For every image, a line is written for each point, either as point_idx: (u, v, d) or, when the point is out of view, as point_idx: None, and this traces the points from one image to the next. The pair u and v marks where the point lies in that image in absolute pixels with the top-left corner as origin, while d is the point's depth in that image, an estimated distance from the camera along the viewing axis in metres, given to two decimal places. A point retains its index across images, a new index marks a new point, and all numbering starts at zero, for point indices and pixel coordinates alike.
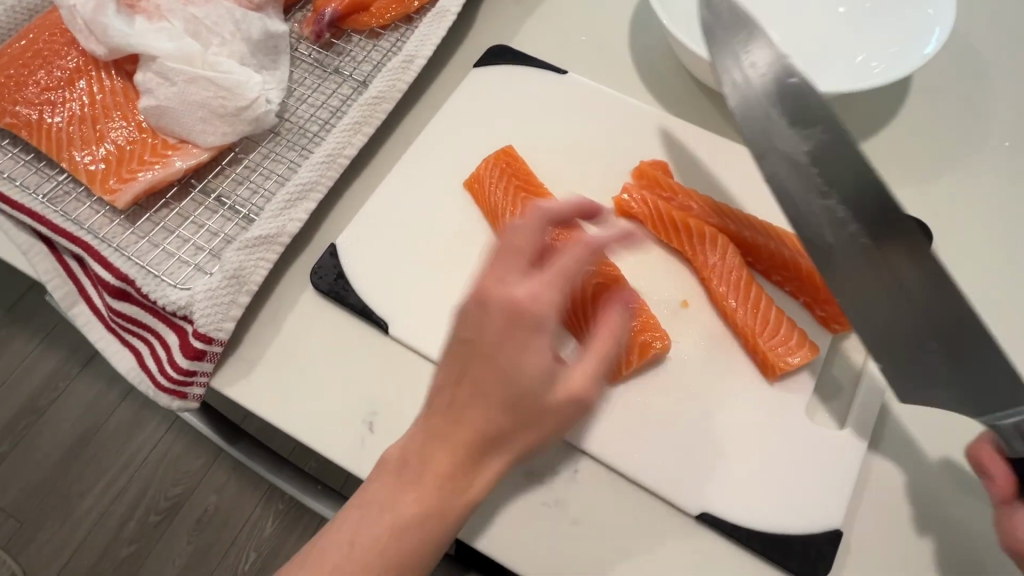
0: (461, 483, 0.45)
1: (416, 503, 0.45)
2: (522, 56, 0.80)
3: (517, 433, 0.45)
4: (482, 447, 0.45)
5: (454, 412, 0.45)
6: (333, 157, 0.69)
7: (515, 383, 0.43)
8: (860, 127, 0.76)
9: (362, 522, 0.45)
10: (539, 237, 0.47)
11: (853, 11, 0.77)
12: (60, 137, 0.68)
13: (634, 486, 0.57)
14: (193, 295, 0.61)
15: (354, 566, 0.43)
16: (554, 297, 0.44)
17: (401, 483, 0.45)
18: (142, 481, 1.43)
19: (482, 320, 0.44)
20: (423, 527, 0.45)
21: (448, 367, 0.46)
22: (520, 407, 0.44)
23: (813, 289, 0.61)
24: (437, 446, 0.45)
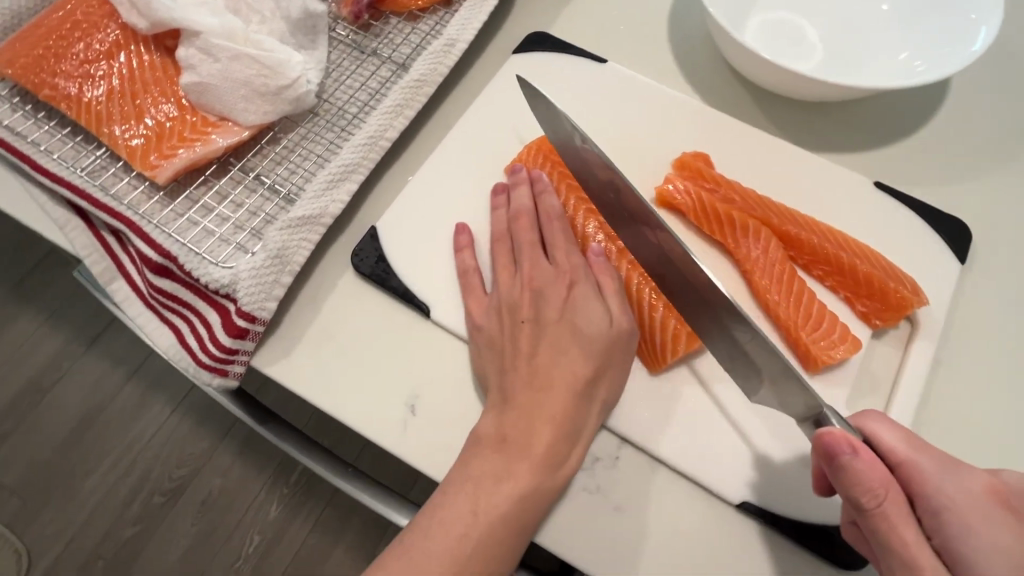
0: (563, 449, 0.53)
1: (526, 473, 0.51)
2: (562, 44, 0.80)
3: (596, 388, 0.56)
4: (573, 407, 0.54)
5: (540, 380, 0.55)
6: (375, 139, 0.69)
7: (584, 338, 0.57)
8: (899, 125, 0.76)
9: (481, 491, 0.49)
10: (553, 207, 0.66)
11: (896, 10, 0.77)
12: (99, 111, 0.67)
13: (674, 474, 0.58)
14: (237, 273, 0.60)
15: (481, 532, 0.47)
16: (581, 259, 0.63)
17: (509, 453, 0.51)
18: (146, 463, 1.43)
19: (535, 296, 0.60)
20: (538, 488, 0.51)
21: (517, 346, 0.58)
22: (596, 360, 0.56)
23: (855, 284, 0.62)
24: (534, 412, 0.53)
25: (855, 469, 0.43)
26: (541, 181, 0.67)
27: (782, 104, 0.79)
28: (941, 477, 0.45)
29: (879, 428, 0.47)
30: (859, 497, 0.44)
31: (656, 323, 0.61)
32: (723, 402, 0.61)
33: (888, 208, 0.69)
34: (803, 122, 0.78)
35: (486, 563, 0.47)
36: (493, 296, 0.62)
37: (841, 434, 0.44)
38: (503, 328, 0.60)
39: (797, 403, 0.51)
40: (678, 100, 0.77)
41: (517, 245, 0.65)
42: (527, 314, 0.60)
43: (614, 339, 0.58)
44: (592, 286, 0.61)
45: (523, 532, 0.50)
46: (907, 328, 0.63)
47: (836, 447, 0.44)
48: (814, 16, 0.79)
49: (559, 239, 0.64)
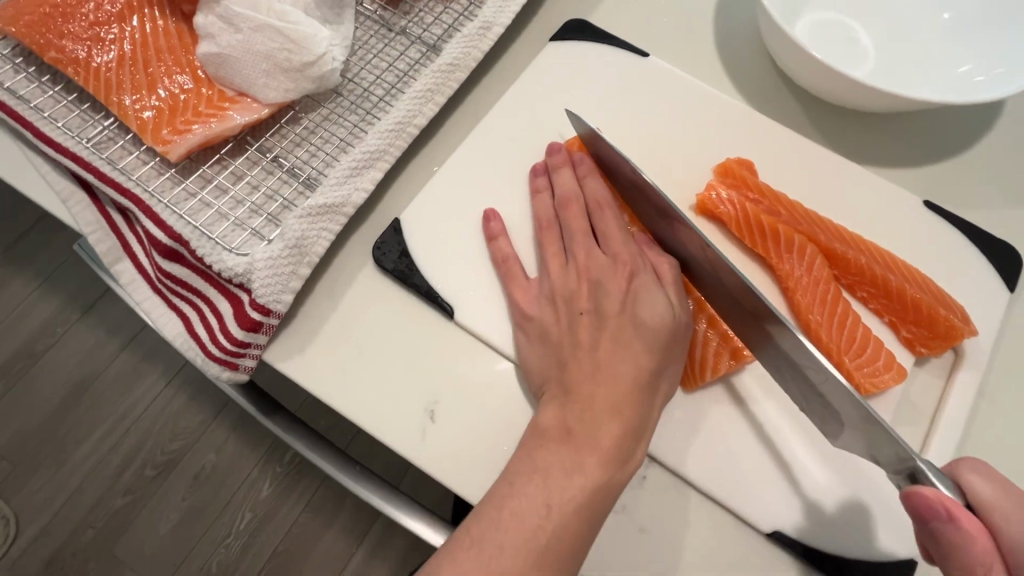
0: (629, 444, 0.50)
1: (597, 464, 0.48)
2: (602, 33, 0.75)
3: (660, 382, 0.54)
4: (639, 400, 0.52)
5: (604, 374, 0.53)
6: (402, 125, 0.65)
7: (646, 330, 0.54)
8: (952, 141, 0.73)
9: (551, 484, 0.47)
10: (601, 192, 0.63)
11: (958, 20, 0.72)
12: (109, 79, 0.63)
13: (701, 498, 0.56)
14: (252, 261, 0.56)
15: (556, 524, 0.46)
16: (636, 247, 0.60)
17: (577, 446, 0.49)
18: (141, 433, 1.40)
19: (593, 286, 0.58)
20: (608, 484, 0.49)
21: (575, 338, 0.56)
22: (660, 353, 0.54)
23: (902, 309, 0.59)
24: (600, 406, 0.51)
25: (947, 535, 0.40)
26: (585, 164, 0.64)
27: (830, 110, 0.75)
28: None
29: (978, 487, 0.41)
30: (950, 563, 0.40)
31: (699, 336, 0.59)
32: (757, 426, 0.58)
33: (937, 229, 0.66)
34: (851, 131, 0.74)
35: (562, 557, 0.45)
36: (543, 283, 0.60)
37: (932, 500, 0.40)
38: (559, 318, 0.58)
39: (859, 427, 0.48)
40: (722, 100, 0.73)
41: (567, 232, 0.62)
42: (585, 305, 0.57)
43: (677, 332, 0.55)
44: (649, 276, 0.58)
45: (595, 526, 0.48)
46: (952, 358, 0.61)
47: (927, 509, 0.40)
48: (870, 18, 0.75)
49: (611, 226, 0.61)
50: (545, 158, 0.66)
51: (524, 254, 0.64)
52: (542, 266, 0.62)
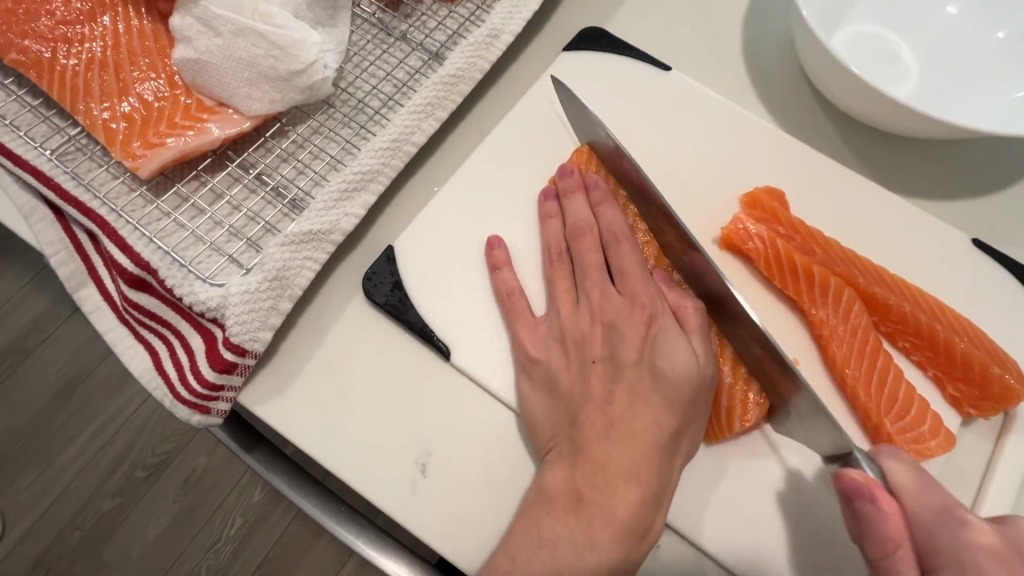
0: (648, 516, 0.44)
1: (611, 542, 0.42)
2: (621, 43, 0.69)
3: (682, 443, 0.47)
4: (659, 465, 0.45)
5: (619, 434, 0.46)
6: (399, 143, 0.59)
7: (667, 384, 0.48)
8: (1003, 171, 0.66)
9: (558, 561, 0.42)
10: (618, 223, 0.56)
11: (1012, 40, 0.66)
12: (75, 84, 0.57)
13: (722, 570, 0.51)
14: (227, 294, 0.51)
15: None
16: (656, 287, 0.54)
17: (587, 518, 0.43)
18: (130, 435, 1.35)
19: (608, 330, 0.52)
20: (623, 563, 0.42)
21: (587, 389, 0.49)
22: (683, 410, 0.47)
23: (949, 364, 0.53)
24: (615, 470, 0.44)
25: (870, 517, 0.40)
26: (599, 189, 0.58)
27: (868, 132, 0.69)
28: (956, 536, 0.38)
29: (896, 473, 0.41)
30: (866, 539, 0.41)
31: (724, 383, 0.53)
32: (786, 490, 0.52)
33: (986, 270, 0.60)
34: (890, 157, 0.68)
35: None
36: (551, 321, 0.54)
37: (857, 478, 0.41)
38: (569, 365, 0.51)
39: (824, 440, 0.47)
40: (750, 120, 0.66)
41: (579, 267, 0.56)
42: (599, 351, 0.51)
43: (703, 387, 0.49)
44: (670, 318, 0.52)
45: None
46: (1004, 416, 0.55)
47: (854, 491, 0.40)
48: (915, 33, 0.68)
49: (628, 260, 0.55)
50: (555, 180, 0.60)
51: (530, 287, 0.57)
52: (550, 303, 0.55)
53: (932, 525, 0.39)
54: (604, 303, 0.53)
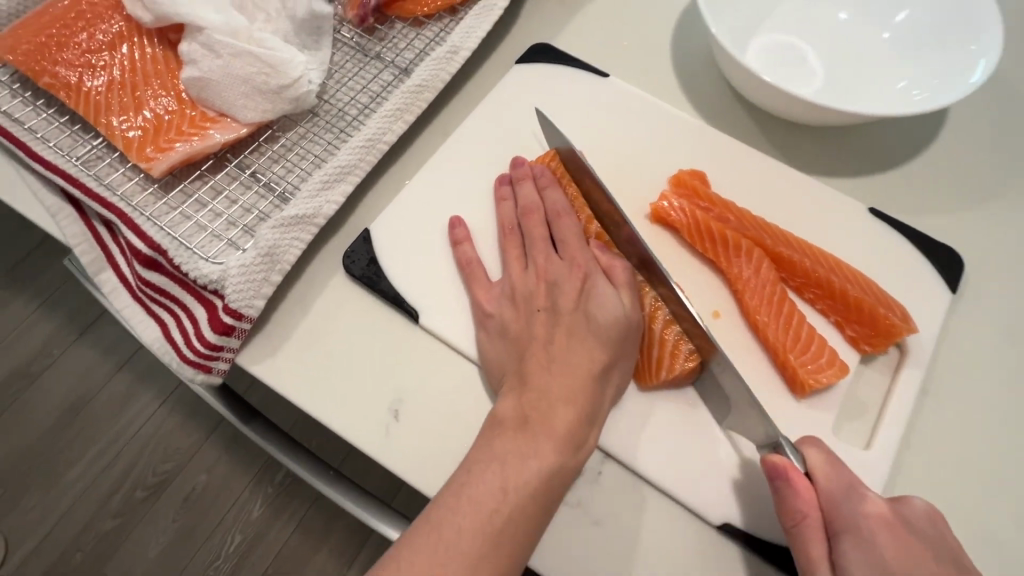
0: (581, 431, 0.53)
1: (551, 450, 0.51)
2: (565, 56, 0.80)
3: (612, 375, 0.56)
4: (591, 391, 0.54)
5: (559, 368, 0.55)
6: (373, 142, 0.69)
7: (599, 327, 0.57)
8: (900, 156, 0.77)
9: (508, 470, 0.49)
10: (560, 203, 0.66)
11: (895, 40, 0.77)
12: (99, 102, 0.67)
13: (656, 491, 0.58)
14: (226, 269, 0.60)
15: (511, 507, 0.47)
16: (591, 253, 0.63)
17: (531, 433, 0.51)
18: (130, 459, 1.41)
19: (550, 287, 0.61)
20: (561, 468, 0.51)
21: (533, 334, 0.58)
22: (612, 348, 0.56)
23: (845, 309, 0.62)
24: (554, 395, 0.53)
25: (784, 490, 0.50)
26: (545, 175, 0.68)
27: (784, 127, 0.79)
28: (855, 507, 0.47)
29: (813, 458, 0.51)
30: (784, 509, 0.50)
31: (656, 339, 0.61)
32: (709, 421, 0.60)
33: (884, 236, 0.69)
34: (804, 147, 0.78)
35: (517, 536, 0.47)
36: (504, 284, 0.63)
37: (777, 460, 0.50)
38: (519, 316, 0.60)
39: (762, 434, 0.55)
40: (679, 118, 0.77)
41: (527, 239, 0.65)
42: (543, 303, 0.60)
43: (630, 330, 0.58)
44: (603, 276, 0.61)
45: (549, 509, 0.50)
46: (897, 354, 0.63)
47: (773, 470, 0.50)
48: (819, 40, 0.79)
49: (569, 232, 0.64)
50: (509, 170, 0.70)
51: (487, 259, 0.67)
52: (504, 269, 0.64)
53: (836, 498, 0.48)
54: (549, 267, 0.62)
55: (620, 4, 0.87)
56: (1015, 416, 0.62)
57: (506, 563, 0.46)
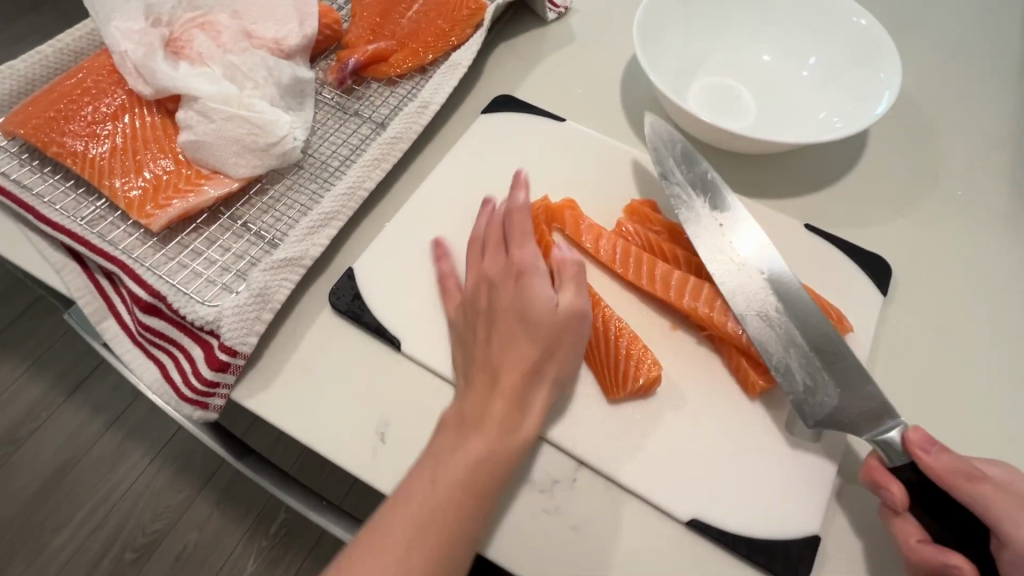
0: (514, 417, 0.58)
1: (481, 441, 0.56)
2: (526, 104, 0.89)
3: (546, 366, 0.60)
4: (520, 383, 0.59)
5: (493, 364, 0.60)
6: (353, 190, 0.76)
7: (529, 324, 0.61)
8: (830, 177, 0.86)
9: (441, 464, 0.55)
10: (518, 203, 0.69)
11: (815, 76, 0.87)
12: (102, 167, 0.74)
13: (628, 494, 0.62)
14: (221, 310, 0.65)
15: (439, 497, 0.53)
16: (533, 253, 0.67)
17: (465, 429, 0.57)
18: (120, 516, 1.40)
19: (490, 288, 0.65)
20: (494, 454, 0.55)
21: (475, 334, 0.63)
22: (542, 343, 0.60)
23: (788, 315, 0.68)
24: (487, 394, 0.58)
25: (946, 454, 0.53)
26: (520, 178, 0.71)
27: (726, 156, 0.88)
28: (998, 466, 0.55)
29: None
30: (970, 471, 0.52)
31: (623, 350, 0.65)
32: (675, 426, 0.65)
33: (820, 248, 0.77)
34: (745, 172, 0.86)
35: (450, 522, 0.52)
36: (463, 287, 0.69)
37: (928, 433, 0.55)
38: (465, 320, 0.65)
39: (865, 416, 0.59)
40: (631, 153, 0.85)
41: (483, 242, 0.70)
42: (485, 303, 0.64)
43: (563, 324, 0.62)
44: (542, 273, 0.65)
45: (484, 492, 0.54)
46: None
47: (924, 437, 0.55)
48: (749, 80, 0.89)
49: (517, 232, 0.68)
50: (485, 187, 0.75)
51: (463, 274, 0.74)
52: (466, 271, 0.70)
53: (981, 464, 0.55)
54: (497, 268, 0.67)
55: (574, 57, 0.97)
56: (947, 403, 0.69)
57: (439, 544, 0.51)
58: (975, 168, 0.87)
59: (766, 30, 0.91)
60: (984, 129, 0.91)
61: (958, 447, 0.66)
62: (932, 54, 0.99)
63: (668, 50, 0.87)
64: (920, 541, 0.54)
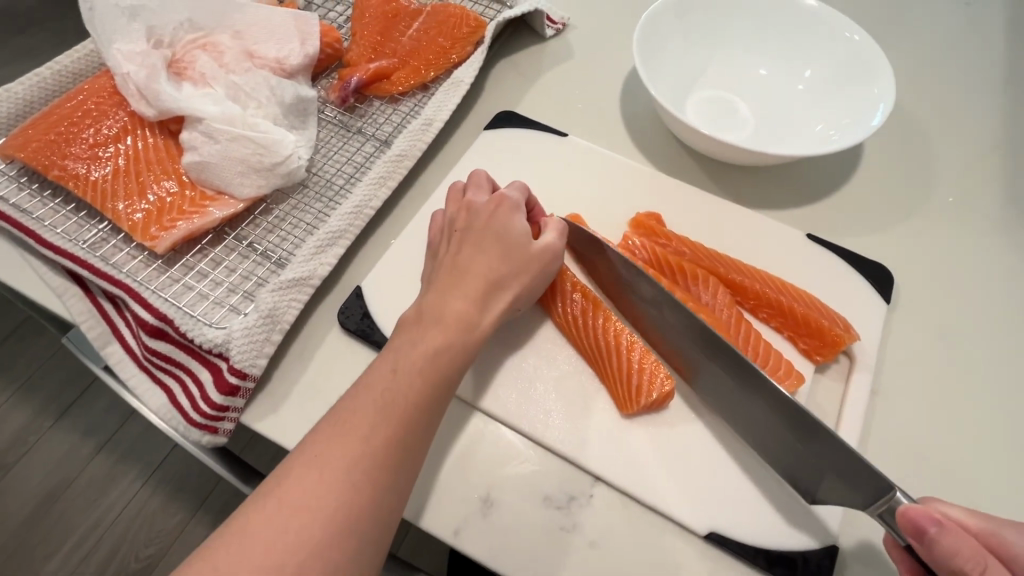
0: (474, 317, 0.59)
1: (443, 339, 0.56)
2: (527, 120, 0.90)
3: (510, 276, 0.62)
4: (485, 292, 0.60)
5: (459, 269, 0.61)
6: (360, 208, 0.76)
7: (503, 240, 0.63)
8: (828, 186, 0.87)
9: (400, 358, 0.55)
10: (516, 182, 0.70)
11: (810, 89, 0.89)
12: (104, 190, 0.73)
13: (645, 509, 0.62)
14: (229, 333, 0.64)
15: (399, 386, 0.53)
16: (515, 189, 0.69)
17: (427, 325, 0.57)
18: (113, 541, 1.36)
19: (468, 209, 0.66)
20: (452, 349, 0.56)
21: (446, 249, 0.64)
22: (510, 260, 0.62)
23: (796, 324, 0.69)
24: (451, 294, 0.59)
25: (944, 540, 0.43)
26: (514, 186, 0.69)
27: (726, 168, 0.89)
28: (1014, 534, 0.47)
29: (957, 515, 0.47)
30: (962, 570, 0.43)
31: (635, 365, 0.65)
32: (689, 439, 0.65)
33: (823, 257, 0.78)
34: (745, 184, 0.88)
35: (406, 411, 0.52)
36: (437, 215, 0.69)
37: (924, 510, 0.45)
38: (440, 238, 0.66)
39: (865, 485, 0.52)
40: (633, 167, 0.86)
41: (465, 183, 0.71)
42: (460, 222, 0.65)
43: (531, 244, 0.64)
44: (517, 201, 0.67)
45: (440, 385, 0.55)
46: (846, 362, 0.71)
47: (919, 518, 0.45)
48: (746, 94, 0.91)
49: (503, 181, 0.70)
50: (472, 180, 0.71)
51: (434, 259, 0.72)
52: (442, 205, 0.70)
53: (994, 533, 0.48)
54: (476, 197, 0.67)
55: (573, 72, 0.98)
56: (953, 409, 0.70)
57: (398, 432, 0.50)
58: (967, 175, 0.89)
59: (760, 44, 0.93)
60: (975, 138, 0.93)
61: (966, 452, 0.67)
62: (921, 66, 1.02)
63: (667, 65, 0.89)
64: None
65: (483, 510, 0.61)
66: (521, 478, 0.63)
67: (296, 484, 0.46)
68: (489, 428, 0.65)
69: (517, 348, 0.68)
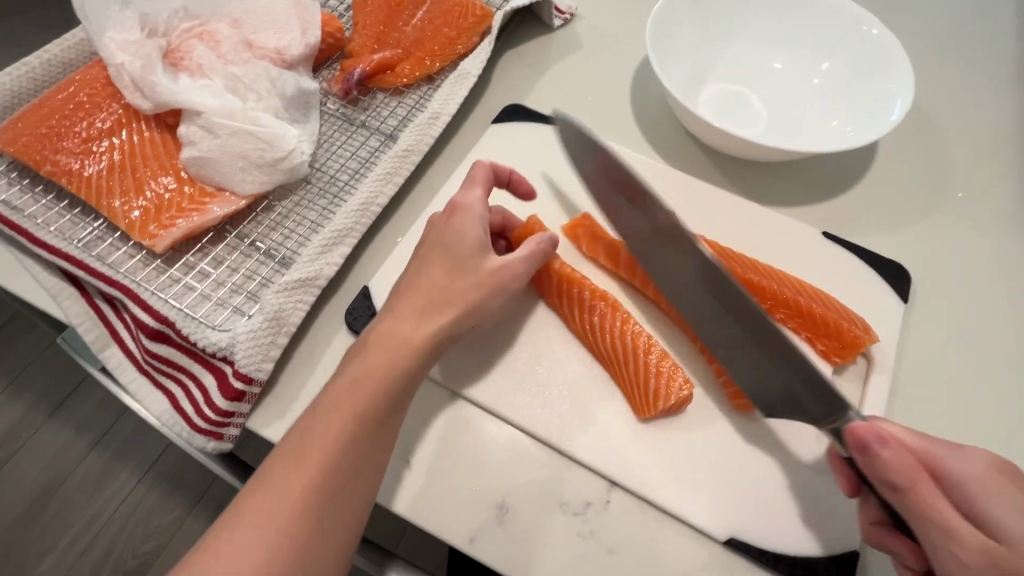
0: (415, 337, 0.55)
1: (380, 363, 0.53)
2: (536, 113, 0.87)
3: (456, 292, 0.58)
4: (428, 311, 0.57)
5: (404, 287, 0.59)
6: (366, 206, 0.74)
7: (447, 254, 0.60)
8: (841, 183, 0.86)
9: (337, 385, 0.53)
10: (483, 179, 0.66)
11: (825, 83, 0.87)
12: (100, 186, 0.70)
13: (665, 514, 0.61)
14: (234, 336, 0.62)
15: (329, 417, 0.50)
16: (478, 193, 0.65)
17: (368, 348, 0.55)
18: (110, 538, 1.34)
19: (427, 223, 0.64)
20: (388, 372, 0.53)
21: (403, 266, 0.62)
22: (455, 274, 0.59)
23: (814, 325, 0.68)
24: (394, 315, 0.57)
25: (886, 457, 0.47)
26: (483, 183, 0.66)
27: (738, 163, 0.87)
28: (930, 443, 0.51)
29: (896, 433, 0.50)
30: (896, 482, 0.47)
31: (652, 369, 0.64)
32: (711, 442, 0.64)
33: (840, 256, 0.77)
34: (758, 180, 0.86)
35: (337, 442, 0.49)
36: None
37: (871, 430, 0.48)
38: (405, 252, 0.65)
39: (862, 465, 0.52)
40: (645, 161, 0.84)
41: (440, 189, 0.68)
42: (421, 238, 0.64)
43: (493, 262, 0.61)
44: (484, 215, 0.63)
45: (377, 411, 0.52)
46: (865, 363, 0.70)
47: (867, 438, 0.48)
48: (758, 87, 0.89)
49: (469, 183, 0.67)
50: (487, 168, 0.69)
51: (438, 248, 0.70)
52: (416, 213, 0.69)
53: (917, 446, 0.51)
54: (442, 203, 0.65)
55: (581, 63, 0.96)
56: (970, 409, 0.69)
57: (325, 469, 0.48)
58: (981, 170, 0.88)
59: (773, 37, 0.91)
60: (987, 132, 0.92)
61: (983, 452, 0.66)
62: (932, 59, 1.01)
63: (678, 57, 0.86)
64: (873, 524, 0.54)
65: (499, 516, 0.60)
66: (537, 482, 0.62)
67: (240, 538, 0.44)
68: (504, 432, 0.64)
69: (533, 350, 0.67)
